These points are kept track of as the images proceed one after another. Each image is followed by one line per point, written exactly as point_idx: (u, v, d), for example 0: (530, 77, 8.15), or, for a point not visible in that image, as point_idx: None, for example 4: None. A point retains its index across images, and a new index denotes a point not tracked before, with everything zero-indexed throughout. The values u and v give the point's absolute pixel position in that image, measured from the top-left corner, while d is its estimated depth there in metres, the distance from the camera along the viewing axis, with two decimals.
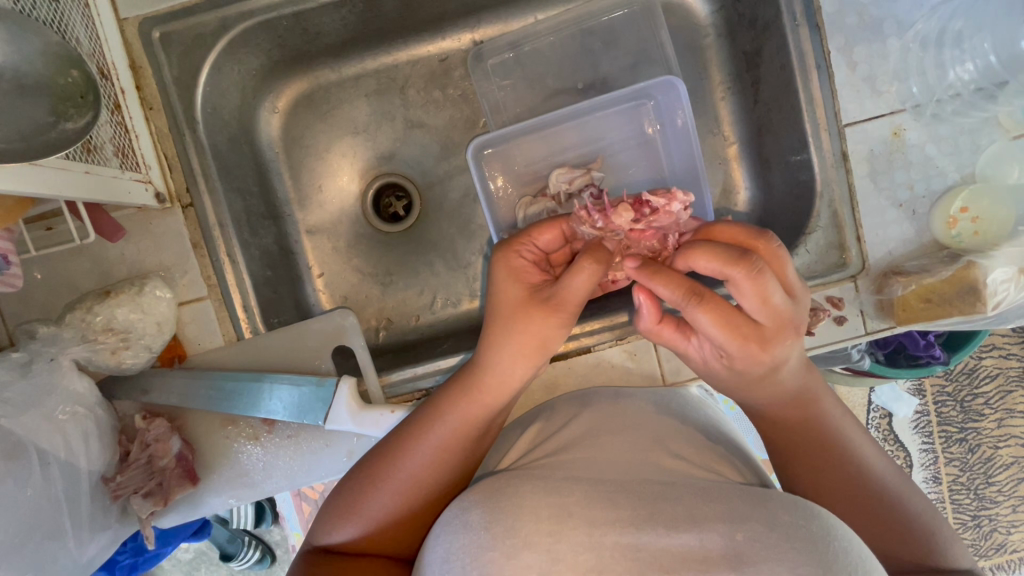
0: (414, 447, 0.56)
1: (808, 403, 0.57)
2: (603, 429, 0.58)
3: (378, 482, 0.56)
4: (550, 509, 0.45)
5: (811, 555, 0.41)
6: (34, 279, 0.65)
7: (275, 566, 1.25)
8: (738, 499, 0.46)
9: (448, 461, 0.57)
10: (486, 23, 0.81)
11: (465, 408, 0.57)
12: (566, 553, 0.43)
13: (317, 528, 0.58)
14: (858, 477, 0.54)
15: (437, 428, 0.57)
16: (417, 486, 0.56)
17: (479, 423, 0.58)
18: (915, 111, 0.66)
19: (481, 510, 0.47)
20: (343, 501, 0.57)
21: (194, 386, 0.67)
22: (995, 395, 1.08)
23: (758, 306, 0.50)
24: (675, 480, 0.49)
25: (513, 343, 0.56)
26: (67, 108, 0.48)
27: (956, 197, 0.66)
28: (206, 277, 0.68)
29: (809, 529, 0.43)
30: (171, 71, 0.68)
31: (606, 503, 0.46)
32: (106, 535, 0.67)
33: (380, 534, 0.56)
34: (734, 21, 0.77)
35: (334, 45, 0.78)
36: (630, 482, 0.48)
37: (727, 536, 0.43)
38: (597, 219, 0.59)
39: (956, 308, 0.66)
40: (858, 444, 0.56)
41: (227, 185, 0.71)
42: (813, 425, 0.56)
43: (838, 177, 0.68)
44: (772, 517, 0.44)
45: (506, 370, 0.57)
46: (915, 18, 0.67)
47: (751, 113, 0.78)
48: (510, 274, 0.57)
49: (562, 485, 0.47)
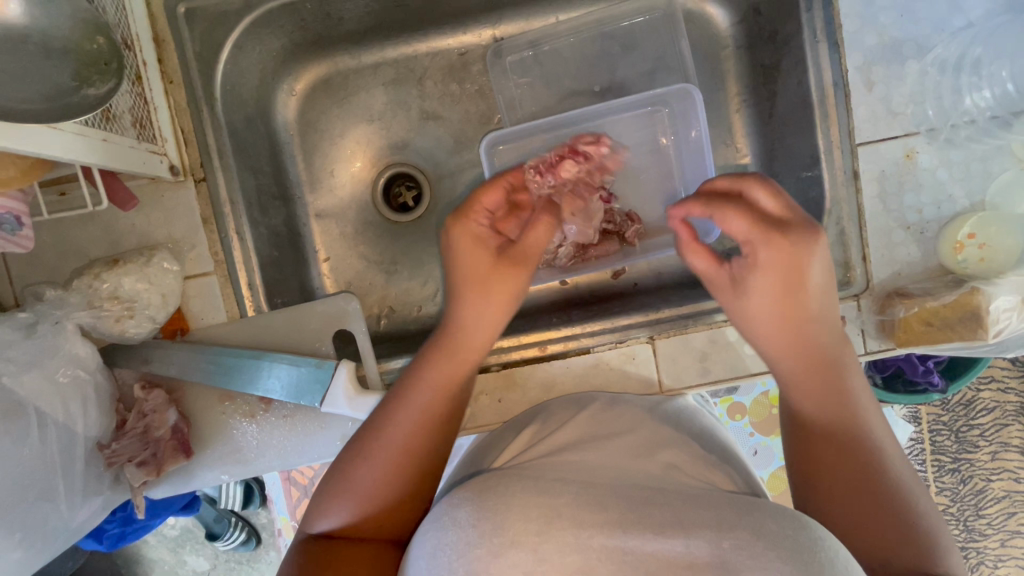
0: (394, 407, 0.57)
1: (847, 393, 0.53)
2: (598, 436, 0.58)
3: (370, 455, 0.55)
4: (539, 508, 0.43)
5: (795, 563, 0.40)
6: (45, 243, 0.66)
7: (260, 549, 1.25)
8: (727, 505, 0.45)
9: (426, 431, 0.57)
10: (507, 21, 0.82)
11: (446, 364, 0.59)
12: (553, 553, 0.41)
13: (311, 515, 0.56)
14: (865, 465, 0.50)
15: (420, 387, 0.58)
16: (397, 455, 0.55)
17: (459, 380, 0.59)
18: (928, 134, 0.67)
19: (470, 505, 0.44)
20: (337, 480, 0.56)
21: (195, 359, 0.67)
22: (991, 428, 1.08)
23: (771, 201, 0.54)
24: (665, 485, 0.49)
25: (485, 301, 0.62)
26: (90, 74, 0.46)
27: (965, 223, 0.66)
28: (213, 252, 0.68)
29: (796, 538, 0.41)
30: (194, 46, 0.68)
31: (596, 505, 0.44)
32: (98, 503, 0.67)
33: (364, 517, 0.54)
34: (754, 34, 0.77)
35: (355, 32, 0.79)
36: (620, 485, 0.48)
37: (713, 544, 0.41)
38: (548, 177, 0.71)
39: (956, 333, 0.66)
40: (874, 439, 0.51)
41: (240, 163, 0.72)
42: (843, 418, 0.52)
43: (847, 196, 0.68)
44: (758, 526, 0.42)
45: (480, 326, 0.62)
46: (935, 42, 0.67)
47: (765, 127, 0.78)
48: (470, 240, 0.63)
49: (551, 489, 0.45)
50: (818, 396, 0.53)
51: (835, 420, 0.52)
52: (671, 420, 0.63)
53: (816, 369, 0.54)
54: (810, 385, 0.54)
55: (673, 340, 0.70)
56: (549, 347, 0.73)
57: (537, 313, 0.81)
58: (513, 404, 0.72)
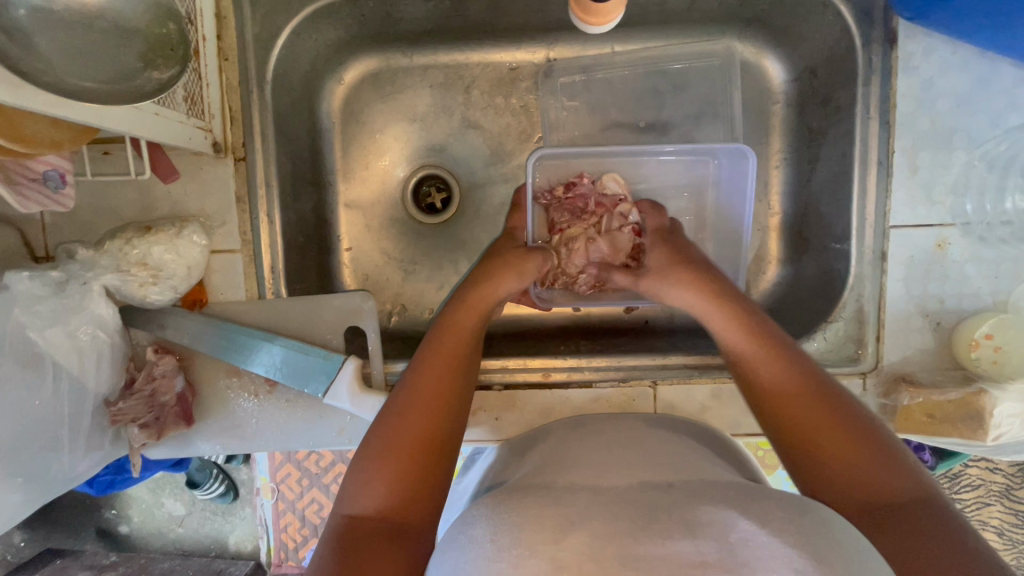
0: (424, 359, 0.60)
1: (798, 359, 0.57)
2: (606, 447, 0.57)
3: (401, 411, 0.55)
4: (553, 520, 0.41)
5: (804, 547, 0.36)
6: (81, 199, 0.67)
7: (237, 504, 1.28)
8: (733, 498, 0.44)
9: (457, 382, 0.59)
10: (562, 43, 0.82)
11: (463, 313, 0.65)
12: (571, 560, 0.37)
13: (346, 496, 0.52)
14: (858, 452, 0.49)
15: (447, 336, 0.62)
16: (425, 398, 0.56)
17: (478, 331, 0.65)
18: (963, 228, 0.67)
19: (488, 524, 0.42)
20: (371, 449, 0.54)
21: (210, 331, 0.69)
22: (973, 505, 1.08)
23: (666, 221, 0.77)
24: (672, 483, 0.47)
25: (499, 271, 0.70)
26: (156, 57, 0.47)
27: (983, 322, 0.65)
28: (242, 232, 0.70)
29: (799, 521, 0.40)
30: (253, 27, 0.69)
31: (606, 518, 0.41)
32: (98, 456, 0.69)
33: (403, 480, 0.51)
34: (807, 95, 0.77)
35: (412, 32, 0.79)
36: (628, 494, 0.45)
37: (722, 541, 0.37)
38: (554, 200, 0.79)
39: (957, 429, 0.65)
40: (865, 422, 0.51)
41: (280, 147, 0.73)
42: (802, 379, 0.54)
43: (872, 275, 0.68)
44: (763, 512, 0.41)
45: (501, 291, 0.69)
46: (987, 137, 0.66)
47: (801, 189, 0.78)
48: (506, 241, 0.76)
49: (570, 509, 0.43)
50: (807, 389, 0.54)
51: (795, 386, 0.54)
52: (678, 430, 0.63)
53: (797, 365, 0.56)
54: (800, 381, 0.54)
55: (676, 387, 0.71)
56: (553, 374, 0.73)
57: (546, 336, 0.83)
58: (510, 424, 0.73)
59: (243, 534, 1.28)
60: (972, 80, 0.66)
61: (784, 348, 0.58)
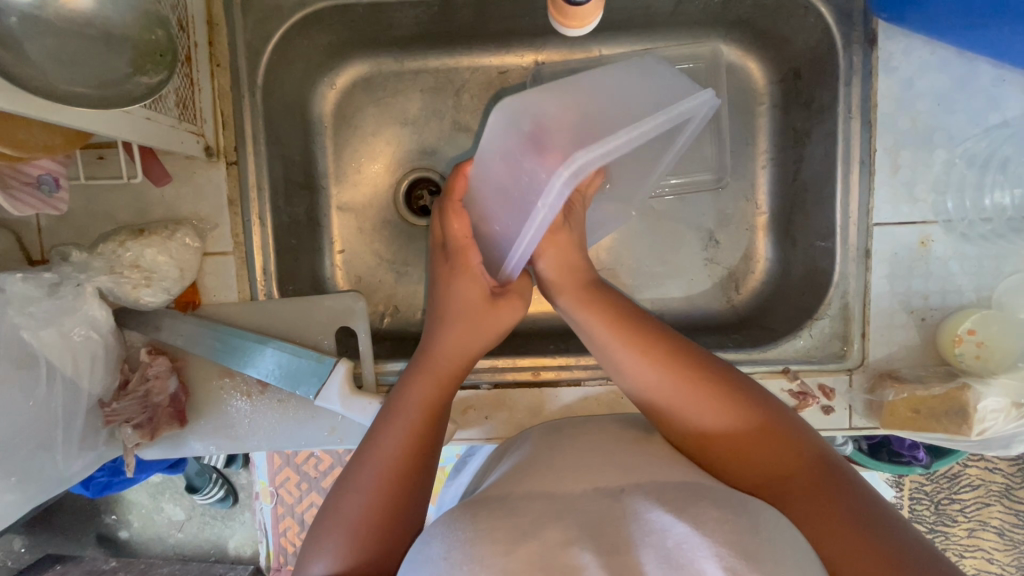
0: (384, 428, 0.58)
1: (719, 380, 0.55)
2: (577, 448, 0.57)
3: (360, 477, 0.55)
4: (504, 531, 0.42)
5: (737, 548, 0.39)
6: (75, 204, 0.69)
7: (237, 508, 1.29)
8: (677, 497, 0.45)
9: (421, 445, 0.57)
10: (551, 47, 0.83)
11: (423, 375, 0.62)
12: (519, 569, 0.39)
13: (306, 558, 0.52)
14: (793, 472, 0.50)
15: (409, 402, 0.60)
16: (388, 464, 0.55)
17: (446, 389, 0.62)
18: (945, 225, 0.67)
19: (444, 540, 0.43)
20: (332, 511, 0.54)
21: (202, 333, 0.70)
22: (973, 505, 1.08)
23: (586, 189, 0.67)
24: (624, 488, 0.48)
25: (466, 330, 0.64)
26: (144, 63, 0.49)
27: (966, 319, 0.66)
28: (234, 234, 0.71)
29: (738, 522, 0.42)
30: (245, 34, 0.70)
31: (556, 525, 0.43)
32: (92, 456, 0.69)
33: (365, 545, 0.51)
34: (791, 97, 0.78)
35: (402, 38, 0.81)
36: (582, 500, 0.47)
37: (660, 549, 0.40)
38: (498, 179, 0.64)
39: (941, 424, 0.65)
40: (794, 437, 0.53)
41: (272, 151, 0.74)
42: (738, 410, 0.54)
43: (856, 273, 0.69)
44: (700, 513, 0.42)
45: (467, 351, 0.64)
46: (967, 135, 0.67)
47: (787, 188, 0.79)
48: (467, 283, 0.66)
49: (523, 517, 0.44)
50: (745, 414, 0.53)
51: (731, 416, 0.53)
52: None
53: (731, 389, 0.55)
54: (740, 407, 0.54)
55: None
56: (542, 373, 0.74)
57: (537, 336, 0.83)
58: (499, 423, 0.73)
59: (243, 539, 1.29)
60: (952, 80, 0.67)
61: (708, 366, 0.56)
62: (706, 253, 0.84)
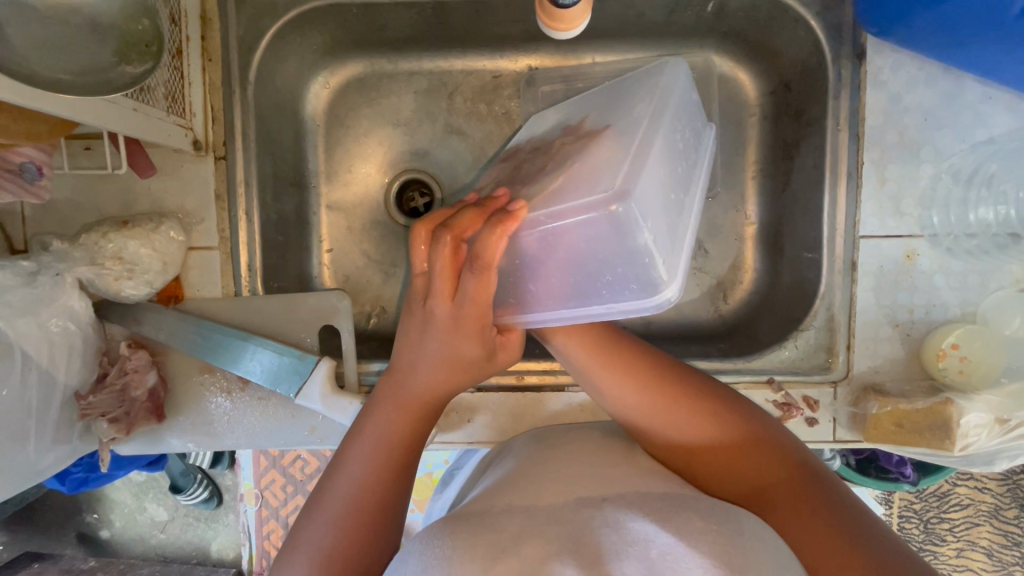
0: (350, 456, 0.55)
1: (698, 387, 0.56)
2: (558, 458, 0.57)
3: (327, 507, 0.52)
4: (483, 548, 0.41)
5: (720, 560, 0.38)
6: (61, 195, 0.68)
7: (220, 510, 1.27)
8: (657, 507, 0.45)
9: (391, 475, 0.54)
10: (545, 52, 0.84)
11: (390, 402, 0.57)
12: None
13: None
14: (774, 481, 0.50)
15: (375, 430, 0.56)
16: (356, 493, 0.53)
17: (415, 419, 0.56)
18: (931, 239, 0.68)
19: (420, 558, 0.42)
20: (300, 534, 0.52)
21: (184, 328, 0.69)
22: (962, 524, 1.08)
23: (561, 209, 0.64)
24: (605, 497, 0.47)
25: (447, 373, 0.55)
26: (130, 52, 0.48)
27: (949, 333, 0.66)
28: (219, 229, 0.70)
29: (721, 533, 0.41)
30: (237, 30, 0.71)
31: (536, 539, 0.42)
32: (66, 450, 0.69)
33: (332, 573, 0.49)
34: (781, 109, 0.78)
35: (396, 39, 0.81)
36: (563, 511, 0.46)
37: (643, 560, 0.39)
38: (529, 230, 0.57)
39: (924, 439, 0.65)
40: (776, 445, 0.52)
41: (261, 147, 0.74)
42: (716, 424, 0.53)
43: (842, 284, 0.69)
44: (683, 525, 0.42)
45: (448, 389, 0.57)
46: (954, 150, 0.67)
47: (776, 199, 0.79)
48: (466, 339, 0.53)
49: (503, 533, 0.43)
50: (724, 423, 0.53)
51: (710, 431, 0.53)
52: None
53: (709, 402, 0.54)
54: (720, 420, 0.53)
55: None
56: (526, 377, 0.74)
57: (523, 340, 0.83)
58: (482, 427, 0.72)
59: (225, 541, 1.27)
60: (939, 96, 0.67)
61: (683, 379, 0.56)
62: (695, 261, 0.84)
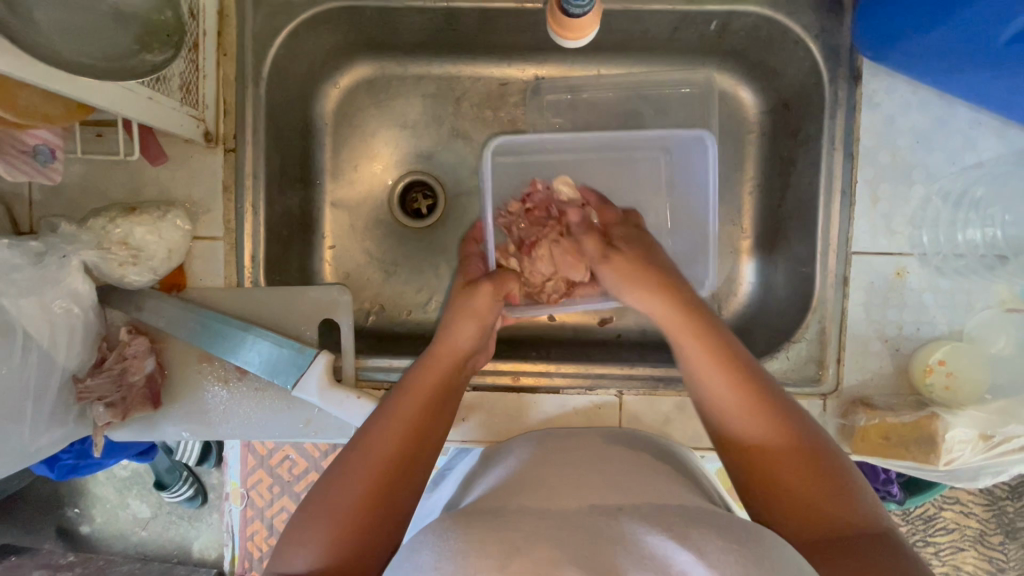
0: (383, 416, 0.57)
1: (779, 403, 0.55)
2: (563, 466, 0.57)
3: (352, 469, 0.53)
4: (499, 546, 0.42)
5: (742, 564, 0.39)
6: (69, 180, 0.69)
7: (205, 509, 1.26)
8: (669, 516, 0.46)
9: (409, 439, 0.56)
10: (551, 63, 0.86)
11: (425, 371, 0.62)
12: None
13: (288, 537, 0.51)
14: (826, 513, 0.49)
15: (407, 395, 0.59)
16: (379, 458, 0.54)
17: (440, 386, 0.62)
18: (920, 258, 0.70)
19: (434, 549, 0.42)
20: (322, 495, 0.52)
21: (185, 316, 0.70)
22: (946, 548, 1.08)
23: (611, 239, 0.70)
24: (621, 507, 0.48)
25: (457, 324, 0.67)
26: (151, 41, 0.50)
27: (936, 349, 0.68)
28: (225, 220, 0.71)
29: (738, 540, 0.42)
30: (253, 27, 0.72)
31: (549, 541, 0.42)
32: (60, 433, 0.69)
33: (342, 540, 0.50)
34: (779, 127, 0.81)
35: (407, 43, 0.83)
36: (576, 517, 0.47)
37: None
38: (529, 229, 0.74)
39: (910, 452, 0.66)
40: (838, 480, 0.51)
41: (271, 142, 0.75)
42: (785, 438, 0.52)
43: (833, 298, 0.71)
44: (700, 534, 0.43)
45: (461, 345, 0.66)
46: (944, 173, 0.70)
47: (772, 214, 0.81)
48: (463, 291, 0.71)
49: (517, 532, 0.44)
50: (796, 446, 0.52)
51: (776, 441, 0.53)
52: (634, 443, 0.63)
53: (782, 420, 0.53)
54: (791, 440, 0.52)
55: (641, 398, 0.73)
56: (522, 378, 0.75)
57: (519, 343, 0.84)
58: (475, 426, 0.73)
59: (207, 541, 1.26)
60: (930, 120, 0.70)
61: (764, 389, 0.55)
62: None
